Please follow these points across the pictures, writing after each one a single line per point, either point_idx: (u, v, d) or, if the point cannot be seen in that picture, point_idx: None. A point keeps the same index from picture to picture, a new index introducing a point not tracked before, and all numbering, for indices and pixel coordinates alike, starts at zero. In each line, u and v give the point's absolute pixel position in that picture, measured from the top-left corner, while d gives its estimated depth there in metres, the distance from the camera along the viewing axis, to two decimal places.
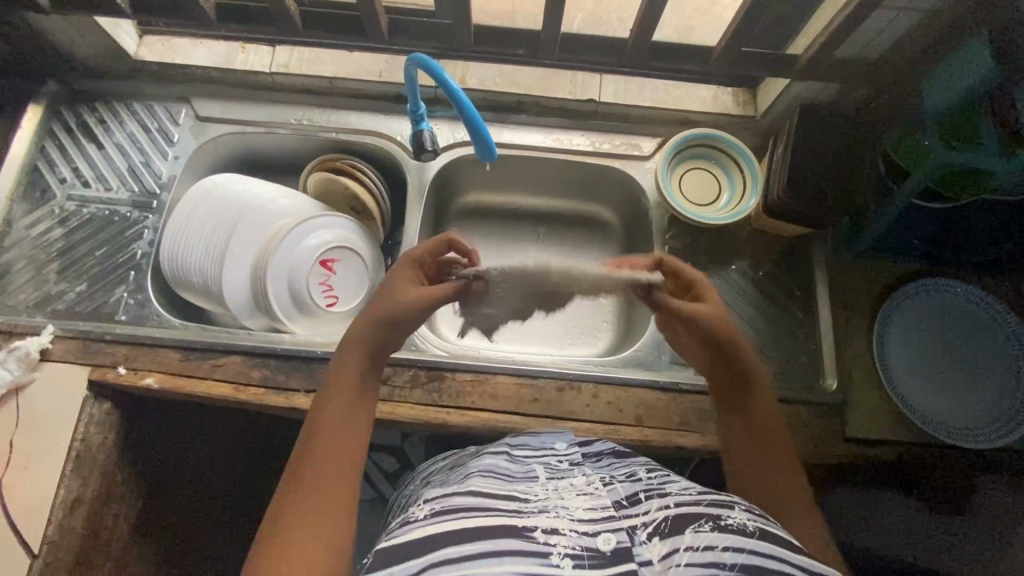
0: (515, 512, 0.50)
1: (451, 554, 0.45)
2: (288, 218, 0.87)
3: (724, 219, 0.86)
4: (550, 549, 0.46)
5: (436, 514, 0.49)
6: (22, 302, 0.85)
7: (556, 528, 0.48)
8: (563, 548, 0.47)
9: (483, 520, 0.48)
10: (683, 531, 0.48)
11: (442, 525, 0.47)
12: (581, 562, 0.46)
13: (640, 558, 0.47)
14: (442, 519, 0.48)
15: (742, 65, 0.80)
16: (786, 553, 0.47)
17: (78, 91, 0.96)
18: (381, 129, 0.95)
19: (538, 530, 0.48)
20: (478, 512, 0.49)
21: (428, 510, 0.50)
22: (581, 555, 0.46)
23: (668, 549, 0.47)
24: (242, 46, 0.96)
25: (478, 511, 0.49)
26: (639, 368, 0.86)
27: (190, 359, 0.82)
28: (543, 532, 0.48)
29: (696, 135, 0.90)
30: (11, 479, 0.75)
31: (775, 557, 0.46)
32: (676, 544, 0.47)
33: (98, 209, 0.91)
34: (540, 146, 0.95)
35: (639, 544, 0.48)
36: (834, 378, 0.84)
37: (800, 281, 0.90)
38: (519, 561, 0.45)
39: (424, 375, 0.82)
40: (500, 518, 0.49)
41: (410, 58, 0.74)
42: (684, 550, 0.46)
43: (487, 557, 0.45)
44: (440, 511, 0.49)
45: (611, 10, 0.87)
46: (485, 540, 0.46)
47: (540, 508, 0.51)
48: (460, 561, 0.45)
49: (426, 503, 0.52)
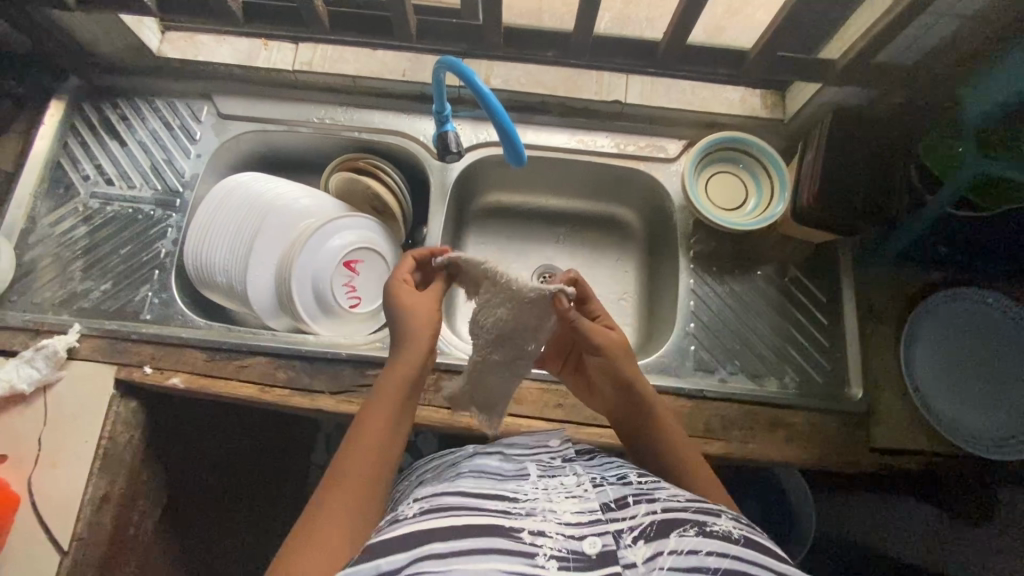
0: (503, 512, 0.50)
1: (440, 548, 0.46)
2: (311, 218, 0.87)
3: (751, 225, 0.85)
4: (536, 550, 0.47)
5: (425, 512, 0.50)
6: (47, 300, 0.85)
7: (543, 530, 0.49)
8: (548, 550, 0.47)
9: (470, 519, 0.49)
10: (667, 534, 0.48)
11: (428, 522, 0.48)
12: (567, 564, 0.46)
13: (624, 560, 0.47)
14: (430, 516, 0.49)
15: (775, 70, 0.79)
16: (769, 563, 0.47)
17: (101, 87, 0.96)
18: (404, 128, 0.95)
19: (525, 530, 0.48)
20: (464, 511, 0.50)
21: (417, 508, 0.51)
22: (566, 558, 0.47)
23: (652, 552, 0.47)
24: (264, 43, 0.94)
25: (465, 510, 0.50)
26: (664, 374, 0.85)
27: (216, 359, 0.82)
28: (530, 533, 0.48)
29: (723, 140, 0.89)
30: (40, 476, 0.77)
31: (758, 565, 0.46)
32: (660, 547, 0.47)
33: (122, 207, 0.91)
34: (562, 147, 0.94)
35: (624, 547, 0.48)
36: (860, 388, 0.83)
37: (827, 287, 0.89)
38: (505, 560, 0.45)
39: (448, 379, 0.82)
40: (487, 517, 0.49)
41: (440, 61, 0.74)
42: (667, 554, 0.47)
43: (473, 554, 0.45)
44: (429, 509, 0.50)
45: (640, 11, 0.85)
46: (472, 538, 0.47)
47: (528, 510, 0.51)
48: (447, 556, 0.45)
49: (416, 501, 0.53)
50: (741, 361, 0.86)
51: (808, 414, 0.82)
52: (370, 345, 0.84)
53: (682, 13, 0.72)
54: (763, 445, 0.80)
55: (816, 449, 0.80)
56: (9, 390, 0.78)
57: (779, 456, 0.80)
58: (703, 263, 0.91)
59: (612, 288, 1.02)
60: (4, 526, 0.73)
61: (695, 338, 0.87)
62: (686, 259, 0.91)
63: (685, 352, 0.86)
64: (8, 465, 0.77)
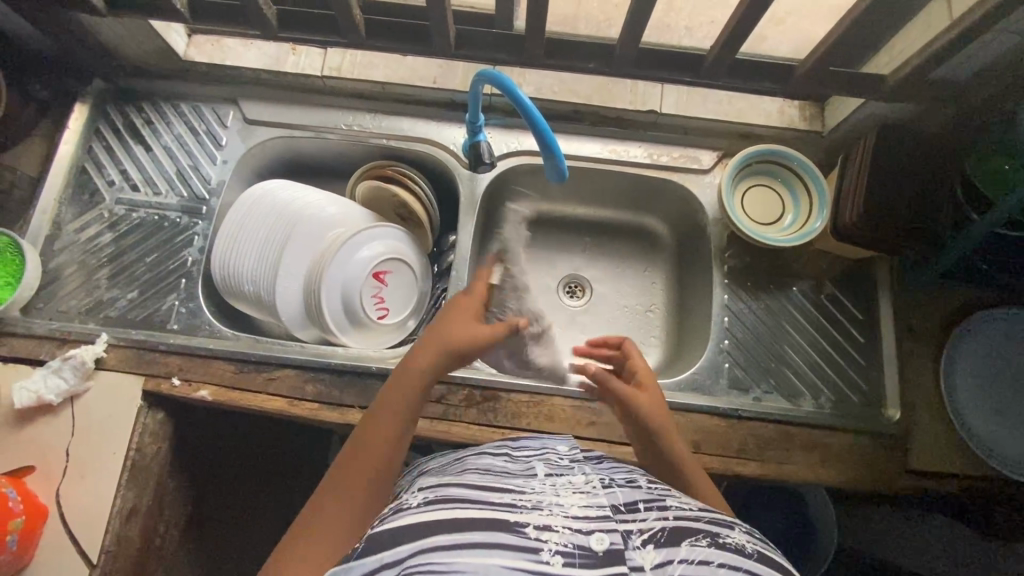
0: (507, 506, 0.45)
1: (445, 541, 0.41)
2: (340, 228, 0.86)
3: (789, 241, 0.83)
4: (540, 546, 0.41)
5: (430, 502, 0.46)
6: (74, 308, 0.85)
7: (548, 524, 0.43)
8: (554, 545, 0.42)
9: (472, 512, 0.44)
10: (678, 543, 0.44)
11: (429, 513, 0.44)
12: (572, 560, 0.41)
13: (632, 562, 0.42)
14: (435, 507, 0.45)
15: (821, 85, 0.77)
16: None
17: (125, 90, 0.94)
18: (433, 136, 0.93)
19: (530, 525, 0.43)
20: (467, 503, 0.45)
21: (422, 498, 0.47)
22: (572, 553, 0.41)
23: (662, 559, 0.42)
24: (293, 47, 0.93)
25: (470, 503, 0.45)
26: (697, 392, 0.83)
27: (244, 370, 0.81)
28: (534, 528, 0.43)
29: (761, 153, 0.87)
30: (68, 488, 0.76)
31: None
32: (671, 555, 0.42)
33: (147, 213, 0.90)
34: (593, 156, 0.93)
35: (632, 549, 0.43)
36: (898, 409, 0.82)
37: (863, 304, 0.87)
38: (505, 555, 0.40)
39: (478, 395, 0.80)
40: (490, 509, 0.44)
41: (480, 73, 0.72)
42: (678, 562, 0.42)
43: (475, 547, 0.41)
44: (434, 500, 0.46)
45: (679, 19, 0.83)
46: (479, 531, 0.42)
47: (534, 503, 0.46)
48: (450, 549, 0.40)
49: (420, 491, 0.49)
50: (777, 381, 0.84)
51: (843, 435, 0.81)
52: (399, 359, 0.83)
53: (731, 25, 0.70)
54: (798, 465, 0.79)
55: (853, 471, 0.79)
56: (38, 401, 0.78)
57: (815, 478, 0.78)
58: (737, 279, 0.89)
59: (640, 300, 1.00)
60: (34, 538, 0.73)
61: (729, 355, 0.85)
62: (719, 274, 0.89)
63: (719, 370, 0.85)
64: (36, 475, 0.77)
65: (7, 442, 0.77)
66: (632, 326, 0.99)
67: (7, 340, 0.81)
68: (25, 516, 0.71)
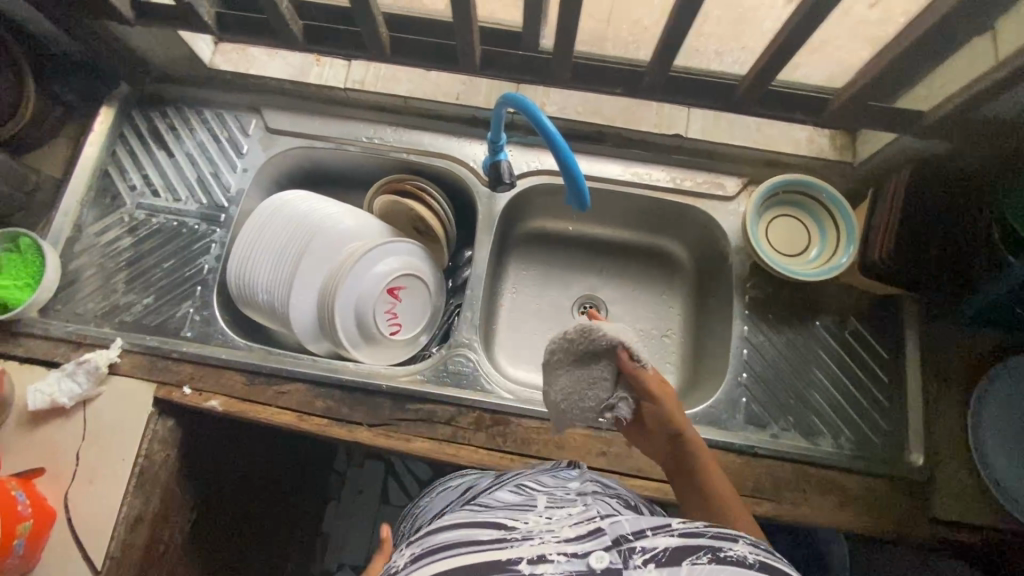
0: (497, 541, 0.43)
1: None
2: (357, 242, 0.86)
3: (814, 276, 0.81)
4: None
5: (417, 558, 0.43)
6: (90, 311, 0.85)
7: (542, 555, 0.41)
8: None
9: (461, 560, 0.41)
10: (678, 562, 0.40)
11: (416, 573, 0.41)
12: None
13: None
14: (423, 562, 0.42)
15: (856, 118, 0.74)
16: None
17: (151, 97, 0.95)
18: (453, 152, 0.92)
19: (524, 560, 0.41)
20: (458, 548, 0.42)
21: (410, 556, 0.44)
22: None
23: None
24: (316, 58, 0.93)
25: (459, 548, 0.42)
26: (711, 426, 0.81)
27: (254, 383, 0.81)
28: (528, 563, 0.40)
29: (789, 182, 0.84)
30: (76, 492, 0.76)
31: None
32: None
33: (166, 219, 0.90)
34: (615, 178, 0.91)
35: (632, 568, 0.40)
36: (921, 454, 0.79)
37: (889, 343, 0.84)
38: None
39: (488, 418, 0.79)
40: (480, 553, 0.42)
41: (504, 96, 0.73)
42: None
43: None
44: (421, 554, 0.43)
45: (709, 44, 0.81)
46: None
47: (526, 535, 0.44)
48: None
49: (411, 546, 0.46)
50: (795, 418, 0.82)
51: (864, 479, 0.78)
52: (410, 378, 0.81)
53: (768, 54, 0.68)
54: (816, 509, 0.77)
55: (871, 518, 0.76)
56: (51, 404, 0.78)
57: (830, 522, 0.76)
58: (759, 311, 0.86)
59: (655, 325, 0.99)
60: (41, 541, 0.73)
61: (747, 390, 0.83)
62: (740, 305, 0.87)
63: (737, 405, 0.82)
64: (46, 476, 0.77)
65: (20, 442, 0.78)
66: (647, 351, 0.97)
67: (24, 340, 0.82)
68: (34, 520, 0.72)
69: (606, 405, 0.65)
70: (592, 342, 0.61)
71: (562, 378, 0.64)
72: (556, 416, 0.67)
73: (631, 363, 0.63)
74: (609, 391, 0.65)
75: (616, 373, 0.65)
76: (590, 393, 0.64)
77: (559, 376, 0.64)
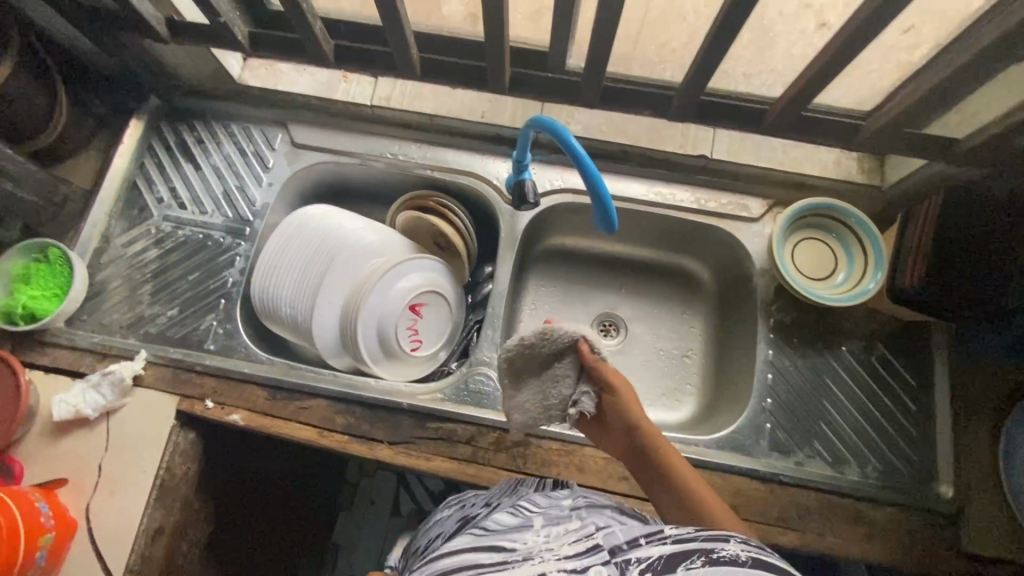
0: (497, 564, 0.42)
1: None
2: (381, 258, 0.86)
3: (842, 301, 0.80)
4: None
5: None
6: (115, 321, 0.86)
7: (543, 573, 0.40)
8: None
9: None
10: (674, 569, 0.39)
11: None
12: None
13: None
14: None
15: (888, 144, 0.73)
16: None
17: (179, 110, 0.96)
18: (477, 169, 0.92)
19: None
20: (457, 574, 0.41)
21: None
22: None
23: None
24: (344, 75, 0.94)
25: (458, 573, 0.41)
26: (736, 452, 0.80)
27: (277, 398, 0.81)
28: None
29: (817, 206, 0.84)
30: (97, 503, 0.77)
31: None
32: None
33: (192, 232, 0.91)
34: (638, 198, 0.91)
35: None
36: (951, 486, 0.77)
37: (917, 371, 0.83)
38: None
39: (509, 439, 0.78)
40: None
41: (533, 119, 0.73)
42: None
43: None
44: None
45: (736, 66, 0.81)
46: None
47: (525, 553, 0.43)
48: None
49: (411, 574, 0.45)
50: (821, 446, 0.80)
51: (890, 509, 0.77)
52: (431, 396, 0.81)
53: (802, 80, 0.67)
54: (842, 540, 0.75)
55: (899, 551, 0.75)
56: (75, 414, 0.79)
57: (857, 555, 0.75)
58: (784, 335, 0.85)
59: (676, 345, 0.98)
60: (61, 551, 0.74)
61: (772, 416, 0.82)
62: (765, 328, 0.86)
63: (761, 430, 0.81)
64: (68, 486, 0.78)
65: (44, 452, 0.79)
66: (668, 371, 0.96)
67: (50, 350, 0.83)
68: (55, 532, 0.72)
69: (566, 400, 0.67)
70: (553, 340, 0.63)
71: (530, 376, 0.67)
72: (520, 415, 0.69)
73: (592, 356, 0.64)
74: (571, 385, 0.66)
75: (579, 368, 0.66)
76: (553, 388, 0.66)
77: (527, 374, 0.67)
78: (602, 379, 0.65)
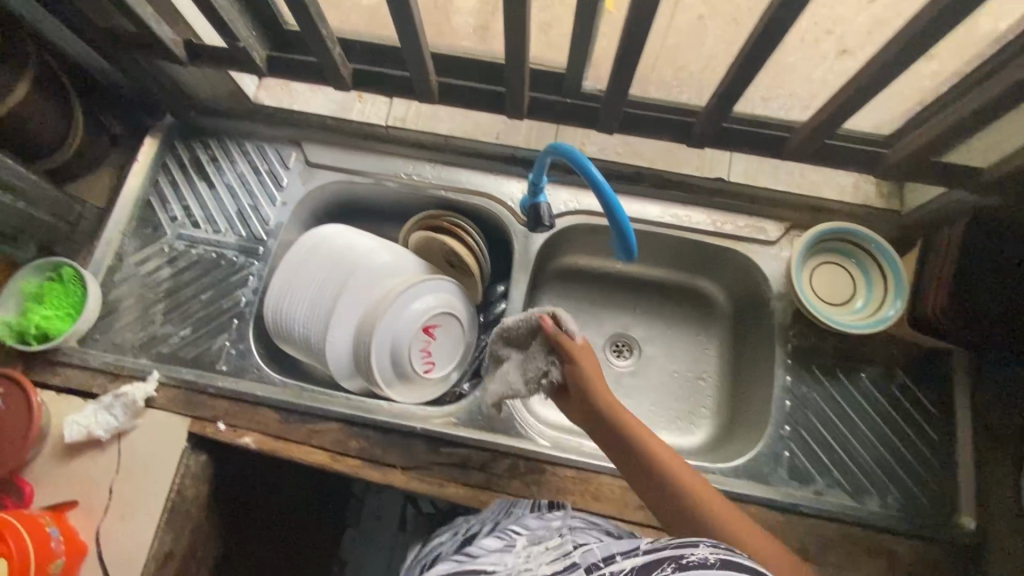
0: None
1: None
2: (395, 279, 0.85)
3: (861, 328, 0.79)
4: None
5: None
6: (128, 341, 0.85)
7: None
8: None
9: None
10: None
11: None
12: None
13: None
14: None
15: (909, 171, 0.73)
16: None
17: (194, 127, 0.96)
18: (491, 190, 0.92)
19: None
20: None
21: None
22: None
23: None
24: (359, 95, 0.95)
25: None
26: (754, 481, 0.79)
27: (290, 420, 0.80)
28: None
29: (837, 230, 0.83)
30: (108, 527, 0.76)
31: None
32: None
33: (205, 250, 0.90)
34: (654, 220, 0.90)
35: None
36: (973, 519, 0.76)
37: (938, 399, 0.82)
38: None
39: (523, 465, 0.77)
40: None
41: (550, 146, 0.73)
42: None
43: None
44: None
45: (754, 91, 0.81)
46: None
47: None
48: None
49: None
50: (839, 474, 0.79)
51: (910, 541, 0.76)
52: (445, 421, 0.80)
53: (825, 108, 0.67)
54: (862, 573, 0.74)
55: None
56: (87, 436, 0.78)
57: None
58: (802, 360, 0.84)
59: (690, 367, 0.97)
60: None
61: (790, 444, 0.80)
62: (782, 354, 0.84)
63: (779, 458, 0.80)
64: (79, 509, 0.77)
65: (55, 473, 0.78)
66: (682, 393, 0.95)
67: (62, 370, 0.83)
68: (66, 556, 0.72)
69: (538, 379, 0.70)
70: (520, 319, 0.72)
71: (511, 349, 0.75)
72: (497, 387, 0.74)
73: (553, 329, 0.69)
74: (543, 363, 0.69)
75: (547, 344, 0.70)
76: (528, 364, 0.71)
77: (510, 346, 0.76)
78: (568, 353, 0.68)
